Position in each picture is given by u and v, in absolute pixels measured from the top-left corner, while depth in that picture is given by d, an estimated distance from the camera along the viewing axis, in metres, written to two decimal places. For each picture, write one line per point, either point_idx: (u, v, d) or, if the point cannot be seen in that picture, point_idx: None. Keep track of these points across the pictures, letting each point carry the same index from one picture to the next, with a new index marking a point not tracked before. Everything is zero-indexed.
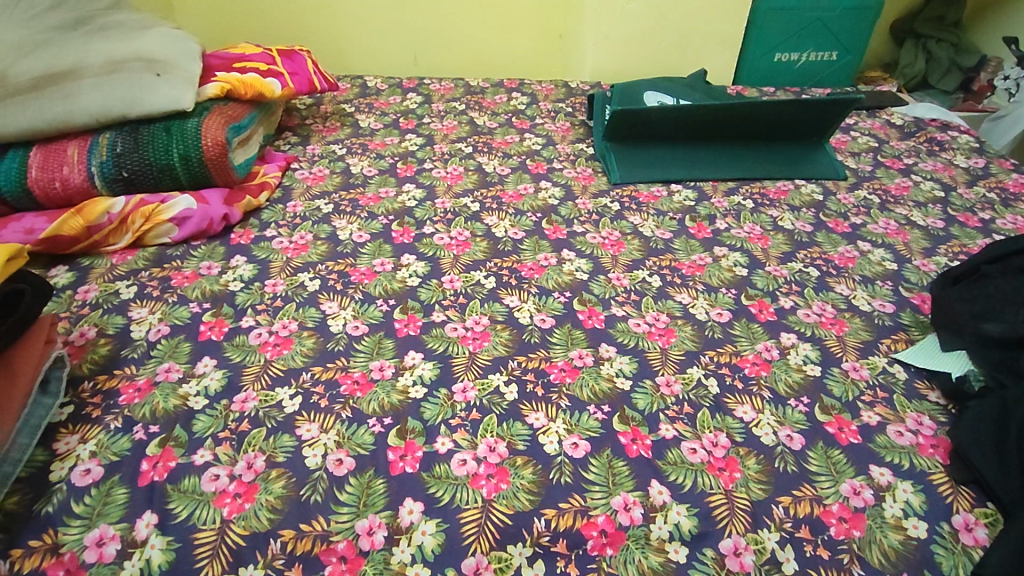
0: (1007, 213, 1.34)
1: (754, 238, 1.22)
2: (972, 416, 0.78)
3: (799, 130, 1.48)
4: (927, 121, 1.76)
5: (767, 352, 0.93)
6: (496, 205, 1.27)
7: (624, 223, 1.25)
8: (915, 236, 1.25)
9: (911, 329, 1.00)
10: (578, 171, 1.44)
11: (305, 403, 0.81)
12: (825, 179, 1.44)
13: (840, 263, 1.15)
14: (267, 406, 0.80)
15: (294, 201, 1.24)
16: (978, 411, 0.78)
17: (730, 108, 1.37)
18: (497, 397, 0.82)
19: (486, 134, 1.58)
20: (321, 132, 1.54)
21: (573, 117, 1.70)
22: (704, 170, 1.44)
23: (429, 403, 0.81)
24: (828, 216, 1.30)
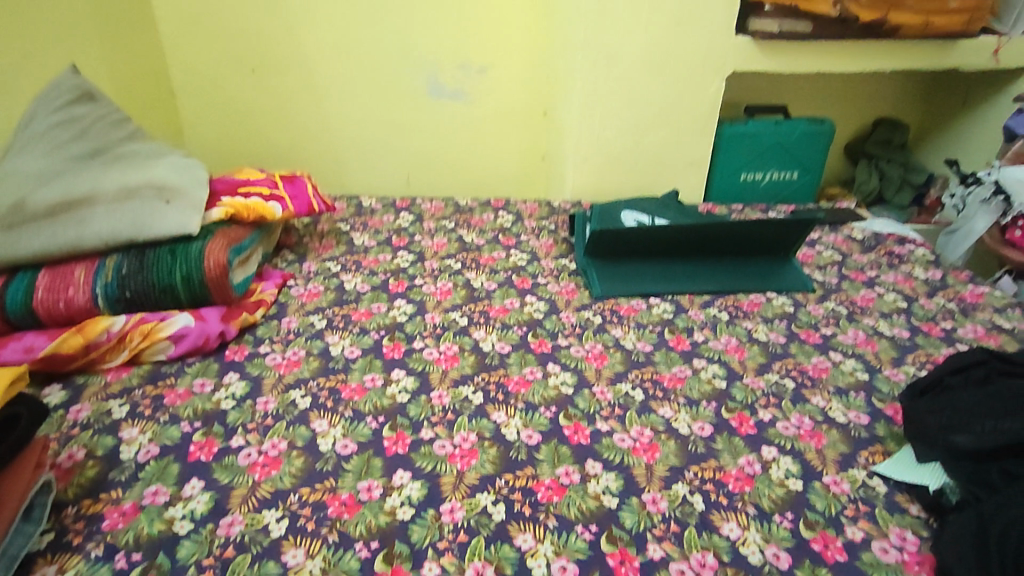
0: (967, 323, 1.41)
1: (731, 350, 1.27)
2: (952, 531, 0.80)
3: (767, 246, 1.58)
4: (885, 236, 1.89)
5: (749, 466, 0.95)
6: (483, 320, 1.33)
7: (606, 336, 1.30)
8: (882, 346, 1.31)
9: (886, 441, 1.03)
10: (561, 285, 1.52)
11: (292, 526, 0.80)
12: (795, 292, 1.53)
13: (815, 374, 1.20)
14: (253, 530, 0.80)
15: (288, 317, 1.28)
16: (959, 527, 0.80)
17: (701, 227, 1.48)
18: (485, 517, 0.83)
19: (474, 250, 1.67)
20: (316, 250, 1.61)
21: (556, 234, 1.81)
22: (680, 284, 1.51)
23: (417, 524, 0.81)
24: (799, 328, 1.37)
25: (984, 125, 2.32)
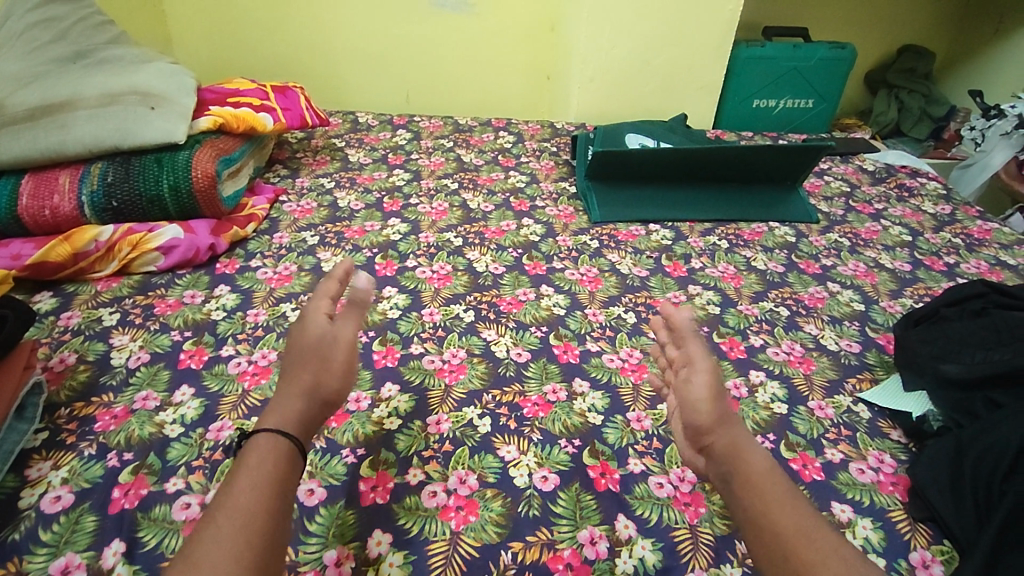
0: (971, 257, 1.39)
1: (727, 277, 1.26)
2: (930, 455, 0.81)
3: (773, 174, 1.53)
4: (897, 168, 1.84)
5: (735, 390, 0.95)
6: (477, 240, 1.31)
7: (603, 260, 1.29)
8: (882, 278, 1.29)
9: (876, 369, 1.03)
10: (560, 209, 1.48)
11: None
12: (798, 222, 1.49)
13: (810, 303, 1.19)
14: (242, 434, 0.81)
15: (280, 233, 1.27)
16: (936, 450, 0.81)
17: (707, 153, 1.43)
18: (470, 429, 0.84)
19: (472, 171, 1.63)
20: (311, 166, 1.57)
21: (557, 157, 1.76)
22: (681, 211, 1.48)
23: (403, 434, 0.83)
24: (800, 258, 1.35)
25: (1014, 55, 2.19)
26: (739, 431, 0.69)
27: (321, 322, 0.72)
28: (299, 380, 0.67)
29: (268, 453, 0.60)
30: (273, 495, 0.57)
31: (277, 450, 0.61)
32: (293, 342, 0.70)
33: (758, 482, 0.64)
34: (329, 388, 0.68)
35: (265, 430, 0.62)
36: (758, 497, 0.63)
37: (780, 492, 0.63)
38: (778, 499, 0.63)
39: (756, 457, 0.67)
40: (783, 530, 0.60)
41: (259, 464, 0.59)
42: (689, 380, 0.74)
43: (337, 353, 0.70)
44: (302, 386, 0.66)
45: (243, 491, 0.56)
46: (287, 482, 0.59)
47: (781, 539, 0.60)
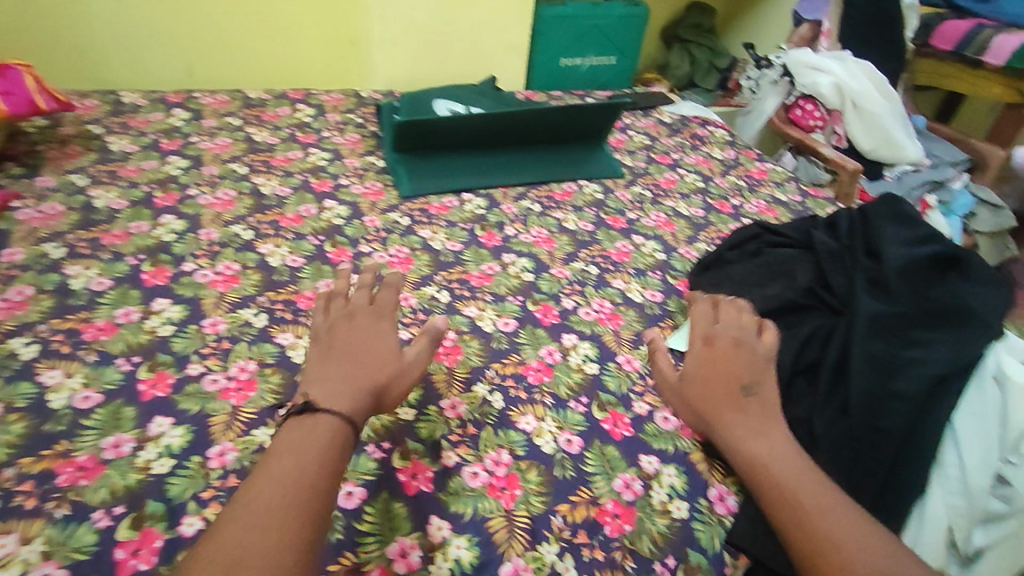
0: (752, 198, 1.52)
1: (540, 241, 1.25)
2: None
3: (579, 132, 1.55)
4: (690, 118, 1.96)
5: (549, 357, 0.95)
6: (273, 231, 1.17)
7: (414, 238, 1.22)
8: (680, 226, 1.37)
9: (676, 316, 1.09)
10: (366, 186, 1.37)
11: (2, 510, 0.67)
12: (604, 178, 1.53)
13: (617, 258, 1.22)
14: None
15: (10, 248, 1.03)
16: None
17: (513, 115, 1.41)
18: (260, 456, 0.75)
19: (265, 151, 1.45)
20: (55, 160, 1.30)
21: (363, 129, 1.63)
22: (493, 176, 1.45)
23: (176, 476, 0.72)
24: (607, 214, 1.38)
25: (775, 11, 2.45)
26: (746, 416, 0.74)
27: (391, 344, 0.79)
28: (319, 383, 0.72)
29: (297, 440, 0.65)
30: (289, 489, 0.60)
31: (334, 442, 0.66)
32: (382, 352, 0.78)
33: (760, 470, 0.69)
34: (388, 399, 0.76)
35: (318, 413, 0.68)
36: (763, 481, 0.68)
37: (780, 473, 0.68)
38: (783, 477, 0.68)
39: (761, 443, 0.71)
40: (774, 505, 0.66)
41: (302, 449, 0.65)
42: (698, 362, 0.80)
43: (409, 351, 0.80)
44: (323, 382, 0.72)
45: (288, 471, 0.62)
46: (312, 467, 0.63)
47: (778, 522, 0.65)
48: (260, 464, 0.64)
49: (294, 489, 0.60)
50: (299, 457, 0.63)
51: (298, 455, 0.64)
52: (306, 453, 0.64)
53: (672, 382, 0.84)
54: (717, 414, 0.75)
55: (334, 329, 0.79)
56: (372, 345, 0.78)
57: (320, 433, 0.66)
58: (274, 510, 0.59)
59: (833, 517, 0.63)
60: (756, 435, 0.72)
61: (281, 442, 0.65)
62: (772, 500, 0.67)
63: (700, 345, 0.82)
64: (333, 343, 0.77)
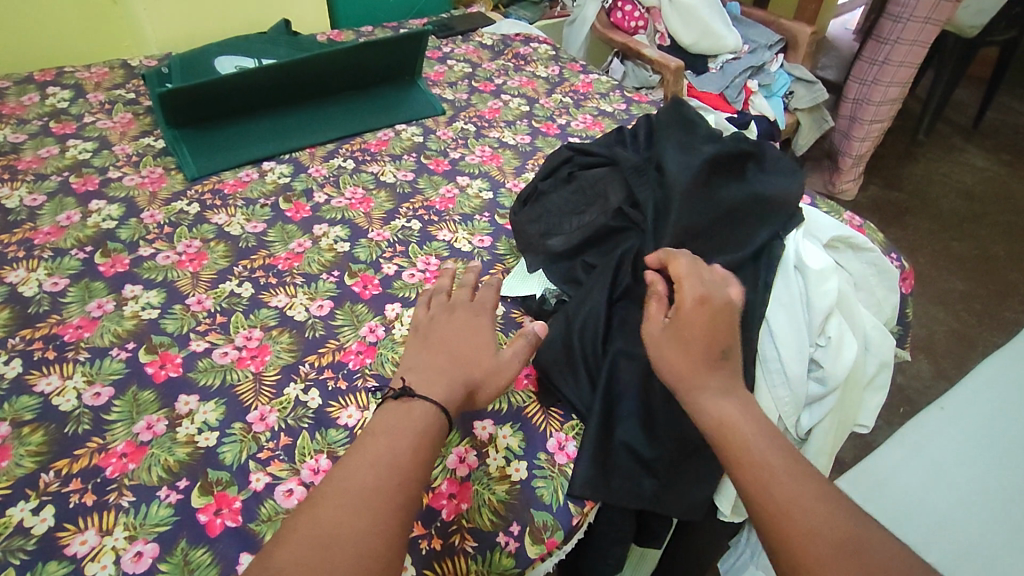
0: (579, 114, 1.47)
1: (356, 203, 1.14)
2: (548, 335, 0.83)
3: (383, 72, 1.43)
4: (512, 37, 1.86)
5: (371, 334, 0.87)
6: (23, 252, 0.98)
7: (207, 227, 1.06)
8: (507, 156, 1.30)
9: (507, 259, 1.03)
10: (144, 174, 1.18)
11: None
12: (424, 118, 1.41)
13: (442, 207, 1.14)
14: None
15: None
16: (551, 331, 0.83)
17: (300, 65, 1.25)
18: (19, 538, 0.64)
19: (8, 154, 1.20)
20: None
21: (136, 105, 1.38)
22: (298, 137, 1.29)
23: None
24: (429, 158, 1.28)
25: None
26: (717, 378, 0.67)
27: (490, 340, 0.75)
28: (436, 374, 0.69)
29: (392, 422, 0.64)
30: (374, 479, 0.58)
31: (412, 434, 0.63)
32: (474, 340, 0.74)
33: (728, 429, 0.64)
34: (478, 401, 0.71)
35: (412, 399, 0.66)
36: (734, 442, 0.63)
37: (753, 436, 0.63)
38: (754, 449, 0.62)
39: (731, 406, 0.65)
40: (747, 484, 0.60)
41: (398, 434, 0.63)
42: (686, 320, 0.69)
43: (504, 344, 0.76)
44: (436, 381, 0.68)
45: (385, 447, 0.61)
46: (407, 449, 0.61)
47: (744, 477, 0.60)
48: (358, 442, 0.63)
49: (385, 473, 0.59)
50: (395, 438, 0.62)
51: (392, 437, 0.62)
52: (397, 436, 0.62)
53: (657, 340, 0.70)
54: (691, 385, 0.67)
55: (433, 322, 0.77)
56: (450, 342, 0.74)
57: (387, 426, 0.63)
58: (360, 502, 0.56)
59: (804, 487, 0.59)
60: (730, 403, 0.66)
61: (380, 426, 0.64)
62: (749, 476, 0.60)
63: (687, 305, 0.69)
64: (450, 331, 0.75)
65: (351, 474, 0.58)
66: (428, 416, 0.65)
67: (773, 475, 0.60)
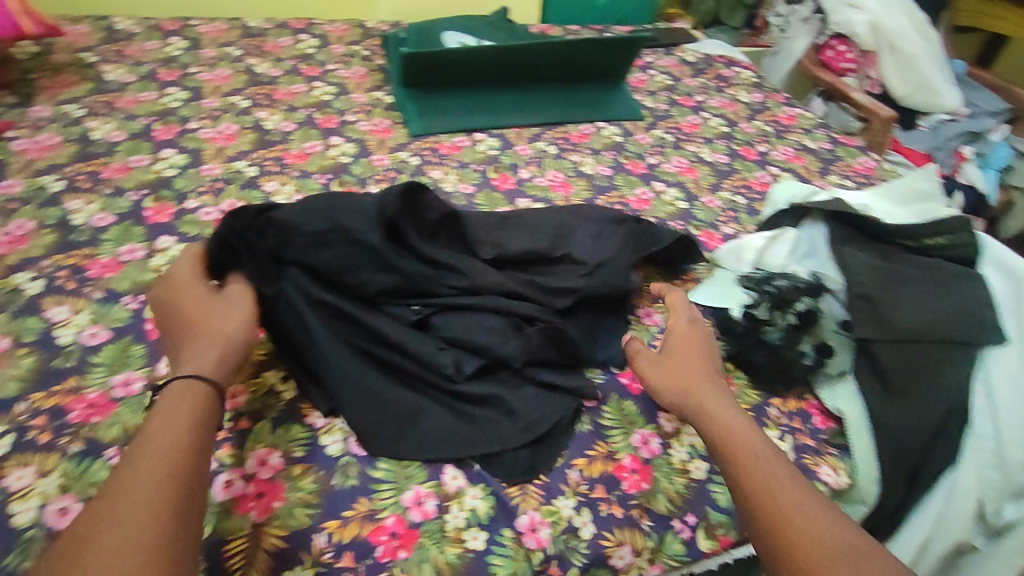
0: (779, 145, 1.46)
1: (556, 186, 1.20)
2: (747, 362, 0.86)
3: (594, 70, 1.46)
4: (715, 59, 1.85)
5: None
6: (278, 167, 1.13)
7: (425, 178, 1.17)
8: (703, 172, 1.32)
9: (698, 269, 1.06)
10: (374, 123, 1.31)
11: (17, 444, 0.70)
12: (624, 120, 1.44)
13: (637, 206, 1.18)
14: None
15: (9, 179, 1.03)
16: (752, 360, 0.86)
17: (521, 49, 1.33)
18: (272, 398, 0.77)
19: (268, 84, 1.38)
20: (50, 90, 1.26)
21: (370, 61, 1.53)
22: (507, 116, 1.36)
23: None
24: (627, 157, 1.32)
25: None
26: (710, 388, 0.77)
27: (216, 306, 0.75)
28: (212, 344, 0.70)
29: (169, 412, 0.62)
30: (171, 444, 0.59)
31: (231, 343, 0.71)
32: (218, 309, 0.74)
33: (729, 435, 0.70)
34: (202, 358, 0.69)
35: (189, 382, 0.65)
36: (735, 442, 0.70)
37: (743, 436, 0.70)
38: (753, 455, 0.68)
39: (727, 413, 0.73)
40: (747, 483, 0.66)
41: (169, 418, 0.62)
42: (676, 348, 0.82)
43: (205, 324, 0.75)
44: (215, 345, 0.70)
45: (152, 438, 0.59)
46: (170, 444, 0.59)
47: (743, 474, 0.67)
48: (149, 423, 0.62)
49: (164, 449, 0.59)
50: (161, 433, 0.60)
51: (166, 414, 0.62)
52: (187, 405, 0.63)
53: (655, 359, 0.82)
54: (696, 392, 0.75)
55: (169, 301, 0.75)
56: (217, 315, 0.73)
57: (194, 362, 0.68)
58: (154, 470, 0.57)
59: (795, 493, 0.64)
60: (732, 413, 0.73)
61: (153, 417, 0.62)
62: (749, 480, 0.66)
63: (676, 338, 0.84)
64: (195, 313, 0.73)
65: (152, 438, 0.60)
66: (245, 330, 0.73)
67: (772, 481, 0.65)
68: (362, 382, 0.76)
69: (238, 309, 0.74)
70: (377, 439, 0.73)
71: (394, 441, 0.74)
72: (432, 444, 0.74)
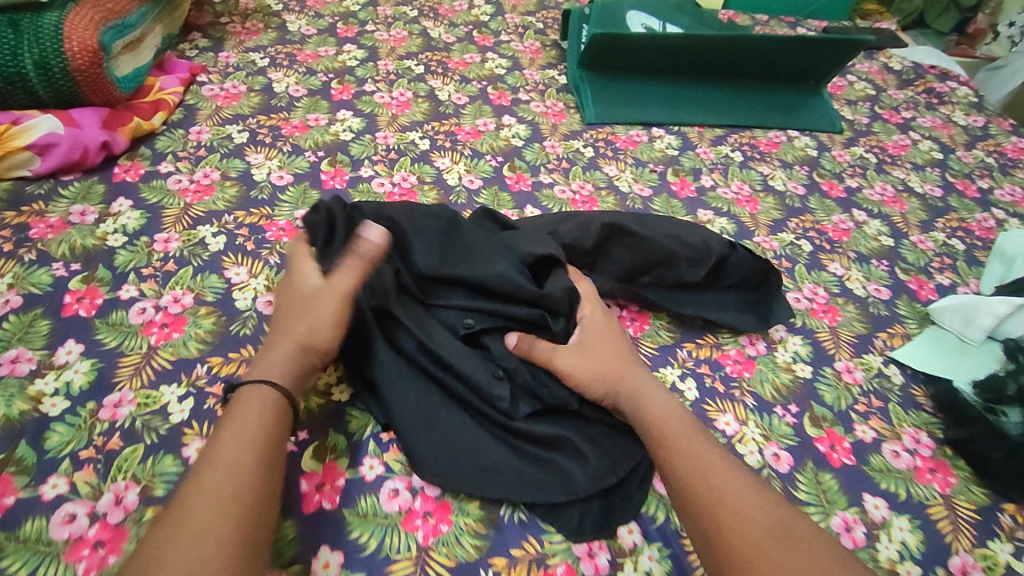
0: (1005, 182, 1.24)
1: (742, 200, 1.07)
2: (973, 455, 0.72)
3: (793, 70, 1.30)
4: (925, 70, 1.57)
5: (751, 347, 0.82)
6: (449, 143, 1.08)
7: (598, 173, 1.09)
8: (912, 206, 1.13)
9: (908, 321, 0.90)
10: (548, 104, 1.22)
11: (197, 410, 0.67)
12: (820, 131, 1.27)
13: (835, 237, 1.02)
14: (148, 412, 0.66)
15: (197, 125, 1.01)
16: (981, 455, 0.72)
17: (718, 40, 1.20)
18: None
19: (442, 50, 1.29)
20: (238, 36, 1.22)
21: (544, 36, 1.41)
22: (690, 112, 1.24)
23: (358, 410, 0.72)
24: (822, 176, 1.17)
25: None
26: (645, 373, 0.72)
27: None
28: (287, 347, 0.66)
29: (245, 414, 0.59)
30: (251, 459, 0.56)
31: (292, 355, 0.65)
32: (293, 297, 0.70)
33: (664, 425, 0.67)
34: None
35: (257, 386, 0.62)
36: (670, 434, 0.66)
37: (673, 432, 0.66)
38: (686, 437, 0.66)
39: (660, 401, 0.69)
40: (666, 468, 0.63)
41: (244, 422, 0.59)
42: (595, 329, 0.75)
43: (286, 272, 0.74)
44: (285, 346, 0.65)
45: (236, 446, 0.56)
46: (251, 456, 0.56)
47: (682, 481, 0.62)
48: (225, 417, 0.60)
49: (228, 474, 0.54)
50: (237, 437, 0.57)
51: (233, 431, 0.58)
52: (259, 418, 0.59)
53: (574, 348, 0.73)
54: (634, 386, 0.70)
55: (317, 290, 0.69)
56: (294, 313, 0.68)
57: (262, 364, 0.64)
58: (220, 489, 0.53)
59: (725, 475, 0.62)
60: (660, 399, 0.70)
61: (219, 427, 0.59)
62: (676, 463, 0.63)
63: (587, 324, 0.76)
64: (294, 300, 0.69)
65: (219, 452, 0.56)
66: (308, 326, 0.67)
67: (696, 464, 0.63)
68: (405, 401, 0.69)
69: (330, 300, 0.68)
70: (434, 465, 0.66)
71: (447, 468, 0.66)
72: (490, 484, 0.66)
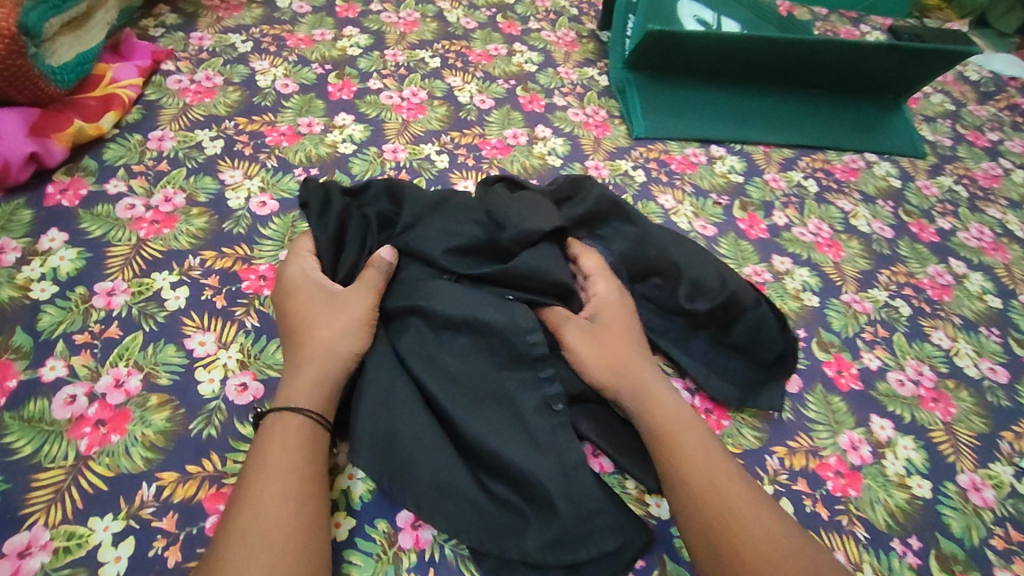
0: None
1: (823, 244, 0.91)
2: None
3: (873, 82, 1.11)
4: (1007, 79, 1.37)
5: (855, 452, 0.69)
6: (473, 161, 0.88)
7: (652, 204, 0.90)
8: (1016, 254, 0.98)
9: None
10: (588, 112, 1.02)
11: (137, 560, 0.49)
12: (901, 156, 1.09)
13: (934, 295, 0.89)
14: (69, 563, 0.49)
15: (159, 129, 0.80)
16: None
17: (802, 44, 0.99)
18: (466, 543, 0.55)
19: (461, 39, 1.07)
20: (215, 12, 0.99)
21: (580, 25, 1.18)
22: (757, 128, 1.05)
23: (358, 549, 0.53)
24: (909, 214, 1.00)
25: None
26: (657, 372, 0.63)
27: None
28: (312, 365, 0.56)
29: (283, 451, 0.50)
30: (283, 505, 0.47)
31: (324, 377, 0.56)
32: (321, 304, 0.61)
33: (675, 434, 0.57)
34: None
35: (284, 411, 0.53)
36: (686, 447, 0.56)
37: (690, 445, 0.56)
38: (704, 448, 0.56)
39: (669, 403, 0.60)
40: (695, 491, 0.53)
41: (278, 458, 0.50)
42: (607, 308, 0.66)
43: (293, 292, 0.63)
44: (313, 364, 0.56)
45: (265, 487, 0.48)
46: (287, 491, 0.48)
47: (700, 500, 0.52)
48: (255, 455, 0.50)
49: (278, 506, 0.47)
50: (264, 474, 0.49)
51: (262, 466, 0.49)
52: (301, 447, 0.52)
53: (584, 330, 0.63)
54: (649, 402, 0.60)
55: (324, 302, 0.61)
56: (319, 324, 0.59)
57: (288, 389, 0.55)
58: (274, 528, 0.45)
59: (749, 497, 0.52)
60: (676, 414, 0.59)
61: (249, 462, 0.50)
62: (696, 480, 0.53)
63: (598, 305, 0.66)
64: (322, 306, 0.61)
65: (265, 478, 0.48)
66: (341, 338, 0.58)
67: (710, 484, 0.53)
68: (375, 421, 0.55)
69: (362, 305, 0.60)
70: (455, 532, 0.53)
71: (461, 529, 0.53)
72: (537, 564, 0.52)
